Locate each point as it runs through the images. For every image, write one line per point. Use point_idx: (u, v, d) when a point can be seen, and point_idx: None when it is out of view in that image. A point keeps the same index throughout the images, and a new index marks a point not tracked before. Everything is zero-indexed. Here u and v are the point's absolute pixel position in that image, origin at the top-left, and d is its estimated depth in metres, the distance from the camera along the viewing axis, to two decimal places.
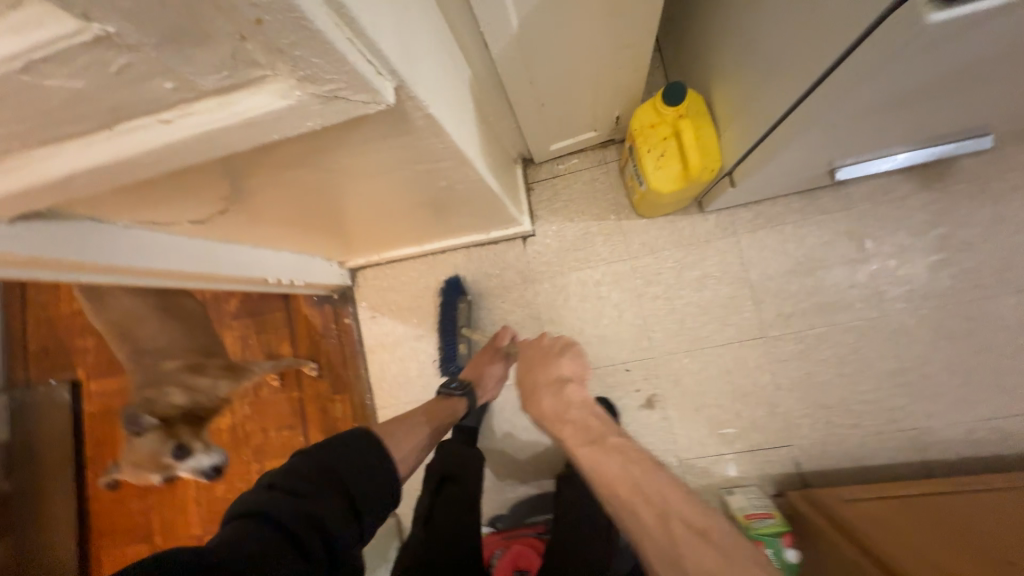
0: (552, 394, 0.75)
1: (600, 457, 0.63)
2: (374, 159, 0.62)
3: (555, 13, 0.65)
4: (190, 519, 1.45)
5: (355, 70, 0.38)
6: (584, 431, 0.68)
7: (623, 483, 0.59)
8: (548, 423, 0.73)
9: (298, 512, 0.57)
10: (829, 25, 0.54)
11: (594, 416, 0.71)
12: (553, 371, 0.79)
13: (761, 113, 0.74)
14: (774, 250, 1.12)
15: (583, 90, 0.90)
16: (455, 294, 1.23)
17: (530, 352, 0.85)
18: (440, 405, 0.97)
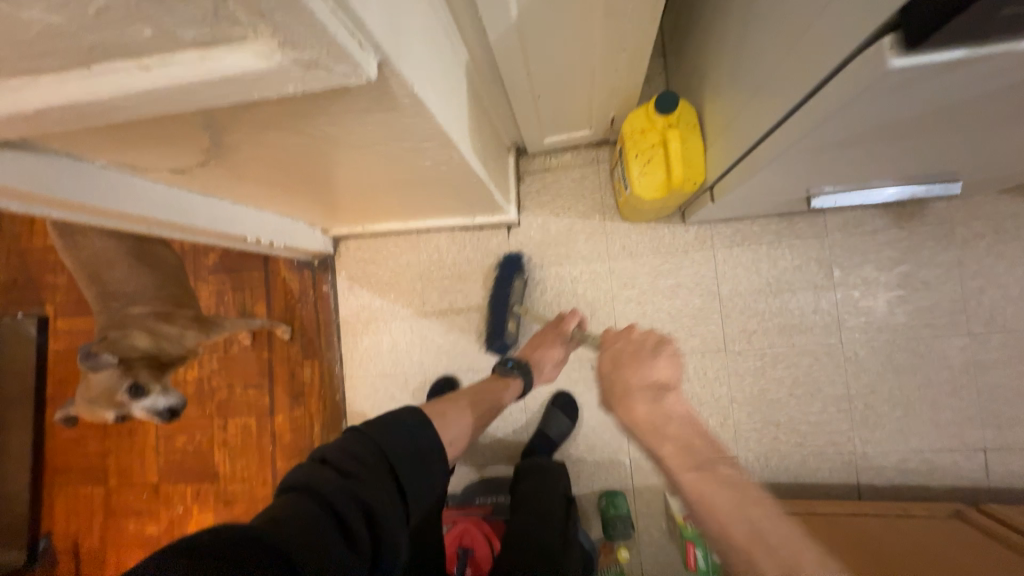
0: (651, 402, 0.62)
1: (711, 490, 0.51)
2: (356, 130, 0.62)
3: (553, 8, 0.66)
4: (147, 466, 1.45)
5: (335, 42, 0.38)
6: (689, 452, 0.55)
7: (740, 527, 0.47)
8: (644, 436, 0.60)
9: (351, 494, 0.51)
10: (810, 56, 0.56)
11: (701, 436, 0.58)
12: (648, 374, 0.66)
13: (745, 134, 0.76)
14: (747, 269, 1.15)
15: (579, 88, 0.91)
16: (512, 271, 1.22)
17: (619, 346, 0.74)
18: (500, 387, 0.92)
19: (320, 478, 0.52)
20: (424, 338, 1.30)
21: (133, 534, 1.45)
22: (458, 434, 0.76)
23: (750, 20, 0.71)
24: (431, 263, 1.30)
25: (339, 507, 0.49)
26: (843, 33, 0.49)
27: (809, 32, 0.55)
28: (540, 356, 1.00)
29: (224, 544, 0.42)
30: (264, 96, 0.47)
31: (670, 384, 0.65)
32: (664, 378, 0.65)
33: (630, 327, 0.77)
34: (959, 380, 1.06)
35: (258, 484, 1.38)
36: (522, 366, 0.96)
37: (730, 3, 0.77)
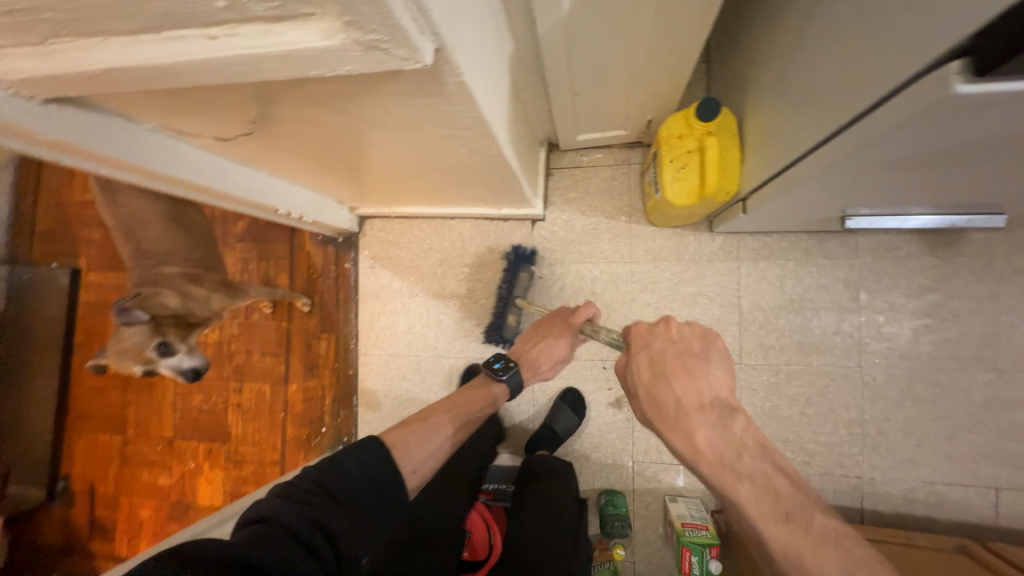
0: (723, 436, 0.53)
1: (807, 545, 0.46)
2: (399, 114, 0.63)
3: (606, 6, 0.65)
4: (163, 421, 1.51)
5: (399, 26, 0.39)
6: (772, 498, 0.49)
7: None
8: (711, 472, 0.52)
9: (308, 520, 0.54)
10: (866, 75, 0.55)
11: (777, 470, 0.51)
12: (702, 388, 0.57)
13: (787, 148, 0.75)
14: (770, 284, 1.14)
15: (620, 87, 0.91)
16: (521, 264, 1.20)
17: (656, 348, 0.62)
18: (478, 401, 0.90)
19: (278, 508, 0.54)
20: (440, 323, 1.32)
21: (146, 483, 1.51)
22: (425, 461, 0.73)
23: (806, 32, 0.69)
24: (453, 250, 1.31)
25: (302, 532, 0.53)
26: (905, 54, 0.48)
27: (868, 50, 0.54)
28: (536, 359, 0.98)
29: (198, 551, 0.45)
30: (319, 73, 0.47)
31: (729, 401, 0.56)
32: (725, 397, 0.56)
33: (664, 323, 0.64)
34: (978, 415, 1.04)
35: (267, 449, 1.42)
36: (511, 368, 0.95)
37: (785, 12, 0.75)
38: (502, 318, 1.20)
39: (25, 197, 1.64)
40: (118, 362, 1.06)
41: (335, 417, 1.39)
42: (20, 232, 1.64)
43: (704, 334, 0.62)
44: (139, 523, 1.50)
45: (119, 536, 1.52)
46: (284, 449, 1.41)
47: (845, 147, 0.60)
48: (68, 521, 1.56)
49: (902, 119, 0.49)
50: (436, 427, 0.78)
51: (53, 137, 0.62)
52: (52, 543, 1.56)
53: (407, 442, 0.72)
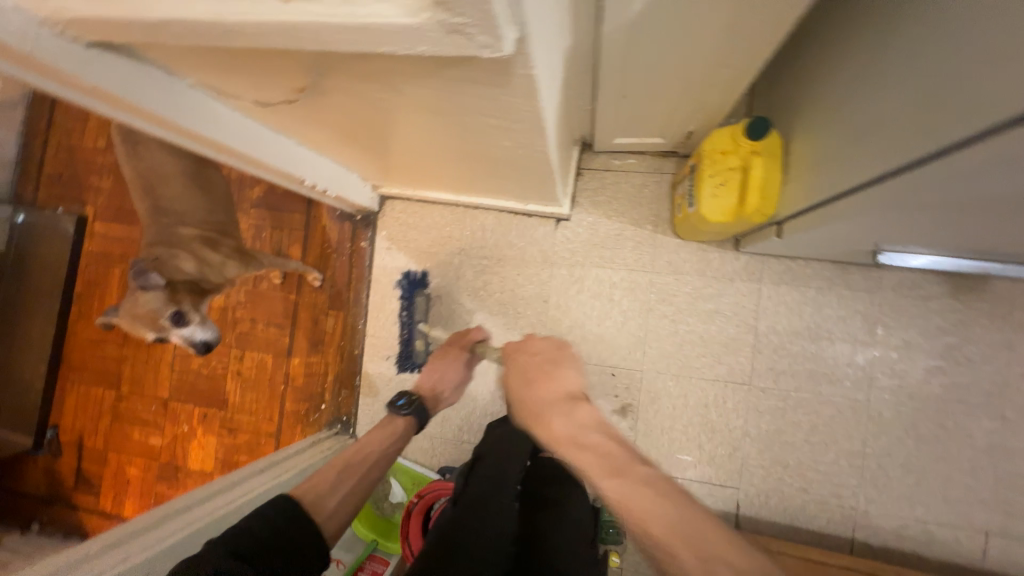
0: (565, 416, 0.62)
1: (627, 489, 0.51)
2: (455, 100, 0.61)
3: (677, 12, 0.63)
4: (160, 380, 1.49)
5: (491, 11, 0.37)
6: (606, 459, 0.55)
7: (658, 520, 0.48)
8: (562, 449, 0.59)
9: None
10: (931, 118, 0.54)
11: (614, 439, 0.58)
12: (559, 387, 0.67)
13: (832, 178, 0.74)
14: (789, 309, 1.13)
15: (669, 96, 0.89)
16: (415, 290, 1.30)
17: (520, 359, 0.72)
18: (386, 439, 0.84)
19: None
20: (450, 312, 1.30)
21: (137, 441, 1.49)
22: (344, 502, 0.71)
23: (868, 63, 0.68)
24: (472, 240, 1.29)
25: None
26: (982, 100, 0.46)
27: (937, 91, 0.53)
28: (435, 387, 0.98)
29: None
30: (389, 51, 0.45)
31: (580, 395, 0.65)
32: (573, 389, 0.66)
33: (526, 339, 0.77)
34: (979, 460, 1.06)
35: (264, 419, 1.41)
36: (415, 403, 0.91)
37: (848, 38, 0.74)
38: (409, 345, 1.30)
39: (35, 137, 1.60)
40: (131, 325, 1.04)
41: (336, 395, 1.38)
42: (27, 173, 1.59)
43: (559, 342, 0.74)
44: (126, 480, 1.49)
45: (105, 491, 1.50)
46: (282, 421, 1.40)
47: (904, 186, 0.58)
48: (53, 471, 1.54)
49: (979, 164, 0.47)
50: (341, 475, 0.74)
51: (94, 84, 0.59)
52: (35, 491, 1.53)
53: (318, 489, 0.70)
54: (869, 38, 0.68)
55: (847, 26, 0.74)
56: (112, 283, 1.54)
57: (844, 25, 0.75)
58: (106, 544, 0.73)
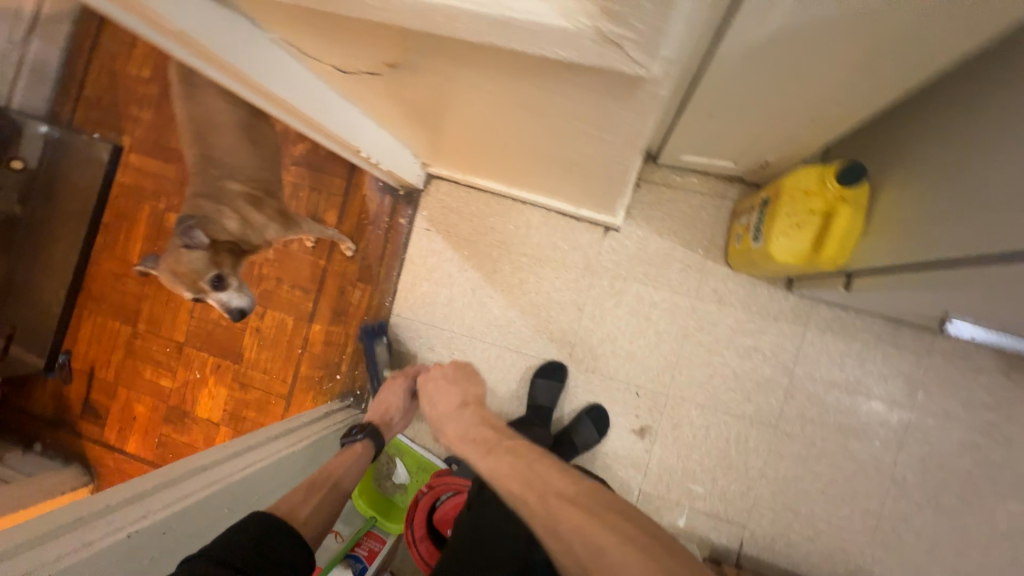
0: (456, 419, 0.88)
1: (492, 462, 0.76)
2: (557, 103, 0.56)
3: (806, 43, 0.59)
4: (179, 324, 1.47)
5: (661, 32, 0.33)
6: (481, 443, 0.81)
7: (513, 479, 0.72)
8: (455, 447, 0.85)
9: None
10: None
11: (488, 427, 0.85)
12: (453, 401, 0.93)
13: (929, 245, 0.70)
14: (830, 358, 1.10)
15: (761, 124, 0.83)
16: (372, 339, 1.27)
17: (428, 382, 0.98)
18: (349, 459, 0.94)
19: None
20: (480, 304, 1.28)
21: (148, 381, 1.49)
22: (315, 512, 0.81)
23: (995, 132, 0.63)
24: (515, 235, 1.25)
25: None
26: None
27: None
28: (384, 416, 1.08)
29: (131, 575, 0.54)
30: (518, 48, 0.41)
31: (469, 402, 0.92)
32: (466, 400, 0.93)
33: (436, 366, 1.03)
34: (996, 541, 1.04)
35: (277, 380, 1.40)
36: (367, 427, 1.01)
37: (968, 98, 0.68)
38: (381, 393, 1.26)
39: (79, 55, 1.54)
40: (169, 281, 1.01)
41: (353, 368, 1.36)
42: (67, 92, 1.54)
43: (460, 365, 1.01)
44: (133, 417, 1.49)
45: (111, 424, 1.50)
46: (295, 385, 1.39)
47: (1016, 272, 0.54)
48: (61, 396, 1.53)
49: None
50: (309, 489, 0.84)
51: (179, 27, 0.56)
52: (41, 413, 1.53)
53: (292, 501, 0.80)
54: (998, 104, 0.63)
55: (966, 85, 0.69)
56: (140, 218, 1.51)
57: (963, 82, 0.70)
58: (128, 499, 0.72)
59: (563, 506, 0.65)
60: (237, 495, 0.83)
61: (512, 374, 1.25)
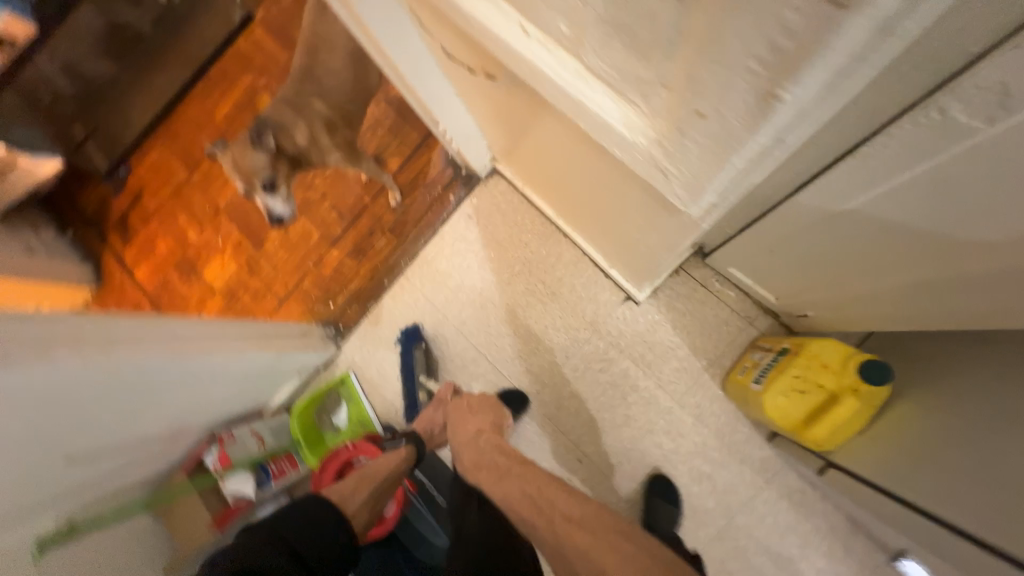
0: (471, 446, 0.93)
1: (511, 491, 0.79)
2: (613, 177, 0.57)
3: (880, 234, 0.56)
4: (226, 192, 1.57)
5: (705, 185, 0.33)
6: (492, 469, 0.84)
7: (521, 501, 0.77)
8: (467, 472, 0.90)
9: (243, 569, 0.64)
10: None
11: (500, 454, 0.88)
12: (466, 428, 0.99)
13: (940, 497, 0.65)
14: (776, 525, 1.06)
15: (811, 281, 0.81)
16: (410, 343, 1.29)
17: (454, 410, 1.07)
18: (390, 460, 0.98)
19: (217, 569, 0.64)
20: (481, 307, 1.29)
21: (178, 226, 1.59)
22: (360, 509, 0.86)
23: None
24: (542, 261, 1.26)
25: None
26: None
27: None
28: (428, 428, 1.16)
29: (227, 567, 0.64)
30: (587, 128, 0.42)
31: (484, 428, 0.97)
32: (481, 426, 0.98)
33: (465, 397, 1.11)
34: None
35: (280, 281, 1.47)
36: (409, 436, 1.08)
37: (1016, 359, 0.64)
38: (413, 396, 1.28)
39: None
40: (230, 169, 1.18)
41: (346, 304, 1.42)
42: None
43: (484, 398, 1.08)
44: (152, 251, 1.60)
45: (133, 246, 1.62)
46: (293, 293, 1.46)
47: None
48: (106, 202, 1.67)
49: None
50: (358, 482, 0.91)
51: None
52: (85, 209, 1.68)
53: (344, 491, 0.88)
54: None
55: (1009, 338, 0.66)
56: (239, 86, 1.61)
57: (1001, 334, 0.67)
58: (85, 329, 0.83)
59: (569, 528, 0.69)
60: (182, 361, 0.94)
61: (479, 383, 1.27)
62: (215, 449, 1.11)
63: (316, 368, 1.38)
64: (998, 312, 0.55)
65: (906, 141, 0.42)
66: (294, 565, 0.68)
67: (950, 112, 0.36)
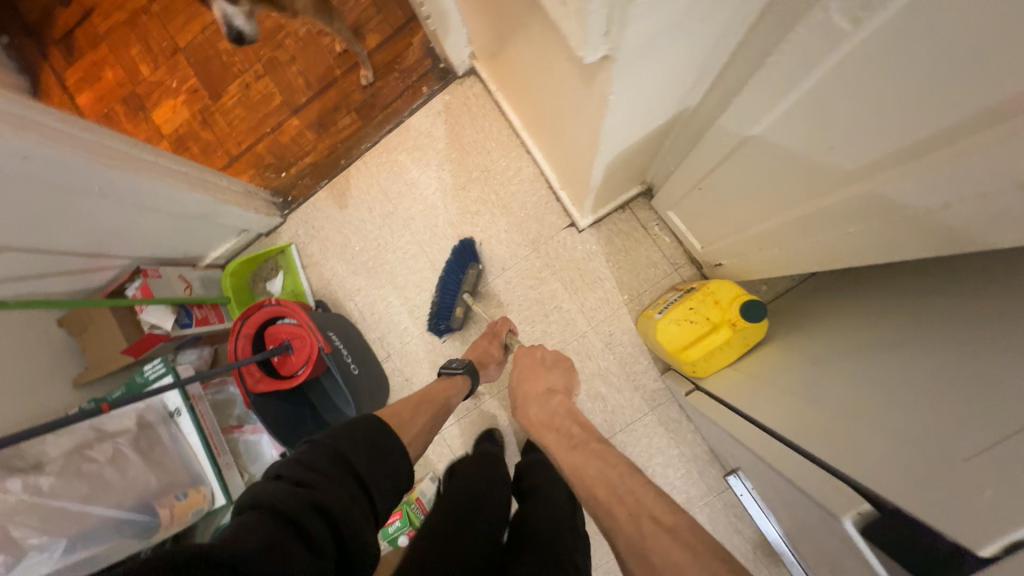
0: (539, 404, 0.87)
1: (580, 465, 0.70)
2: (546, 50, 0.58)
3: (773, 162, 0.61)
4: (188, 29, 1.45)
5: (586, 16, 0.37)
6: (564, 439, 0.77)
7: (597, 484, 0.65)
8: (535, 431, 0.85)
9: (305, 501, 0.49)
10: (873, 440, 0.53)
11: (575, 423, 0.81)
12: (539, 383, 0.91)
13: (762, 411, 0.74)
14: (648, 446, 1.19)
15: (723, 222, 0.87)
16: (469, 259, 1.23)
17: (522, 359, 0.96)
18: (451, 387, 0.94)
19: (274, 492, 0.50)
20: (432, 208, 1.31)
21: (128, 56, 1.47)
22: (419, 433, 0.79)
23: (889, 342, 0.64)
24: (500, 172, 1.27)
25: (299, 515, 0.47)
26: (914, 477, 0.45)
27: (937, 449, 0.45)
28: (482, 360, 1.06)
29: (279, 501, 0.48)
30: None
31: (556, 389, 0.90)
32: (553, 385, 0.91)
33: (535, 347, 0.99)
34: None
35: (234, 139, 1.42)
36: (465, 363, 1.00)
37: (869, 312, 0.73)
38: (450, 309, 1.21)
39: None
40: None
41: (299, 176, 1.39)
42: None
43: (560, 356, 0.97)
44: (99, 78, 1.48)
45: (76, 68, 1.49)
46: (245, 153, 1.41)
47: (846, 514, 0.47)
48: (50, 12, 1.51)
49: (852, 527, 0.47)
50: (418, 408, 0.83)
51: None
52: (24, 15, 1.52)
53: (402, 417, 0.78)
54: (907, 330, 0.63)
55: (902, 290, 0.70)
56: None
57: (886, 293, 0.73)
58: (14, 108, 0.78)
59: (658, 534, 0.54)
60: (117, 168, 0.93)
61: (415, 277, 1.31)
62: (139, 280, 1.12)
63: (257, 233, 1.38)
64: (857, 249, 0.61)
65: (800, 49, 0.45)
66: (354, 496, 0.55)
67: (829, 10, 0.40)
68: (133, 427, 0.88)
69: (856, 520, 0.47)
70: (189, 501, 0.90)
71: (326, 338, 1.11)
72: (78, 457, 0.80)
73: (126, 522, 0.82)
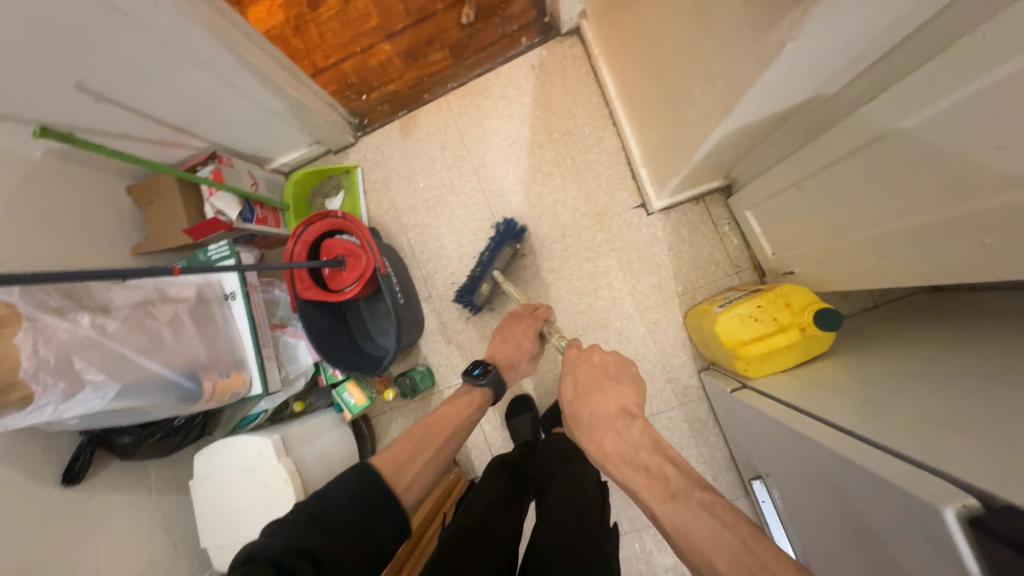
0: (617, 432, 0.68)
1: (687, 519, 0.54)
2: None
3: (909, 158, 0.60)
4: None
5: None
6: (662, 483, 0.59)
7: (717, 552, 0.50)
8: (613, 469, 0.65)
9: (297, 552, 0.53)
10: (950, 437, 0.52)
11: (671, 464, 0.61)
12: (610, 402, 0.73)
13: (816, 405, 0.74)
14: (669, 439, 1.18)
15: (814, 225, 0.85)
16: (507, 237, 1.20)
17: (579, 366, 0.79)
18: (463, 409, 0.86)
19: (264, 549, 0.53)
20: (504, 160, 1.30)
21: None
22: (421, 474, 0.71)
23: (982, 361, 0.62)
24: (581, 139, 1.26)
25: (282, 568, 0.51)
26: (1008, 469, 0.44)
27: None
28: (511, 360, 0.98)
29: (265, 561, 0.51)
30: None
31: (634, 411, 0.71)
32: (629, 408, 0.72)
33: (591, 350, 0.82)
34: None
35: (323, 51, 1.41)
36: (488, 371, 0.91)
37: (956, 342, 0.70)
38: (477, 282, 1.19)
39: None
40: None
41: (379, 102, 1.39)
42: None
43: (624, 363, 0.80)
44: None
45: None
46: (331, 68, 1.41)
47: (934, 499, 0.43)
48: None
49: (954, 520, 0.41)
50: (417, 447, 0.74)
51: None
52: None
53: (400, 459, 0.71)
54: (1000, 355, 0.62)
55: (990, 327, 0.69)
56: None
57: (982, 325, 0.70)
58: None
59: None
60: (227, 45, 0.93)
61: (473, 225, 1.31)
62: (213, 164, 1.13)
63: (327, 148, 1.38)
64: (989, 265, 0.59)
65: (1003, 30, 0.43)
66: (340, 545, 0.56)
67: None
68: (192, 297, 0.90)
69: (958, 514, 0.41)
70: (230, 381, 0.91)
71: (383, 261, 1.10)
72: (143, 312, 0.82)
73: (172, 384, 0.84)
